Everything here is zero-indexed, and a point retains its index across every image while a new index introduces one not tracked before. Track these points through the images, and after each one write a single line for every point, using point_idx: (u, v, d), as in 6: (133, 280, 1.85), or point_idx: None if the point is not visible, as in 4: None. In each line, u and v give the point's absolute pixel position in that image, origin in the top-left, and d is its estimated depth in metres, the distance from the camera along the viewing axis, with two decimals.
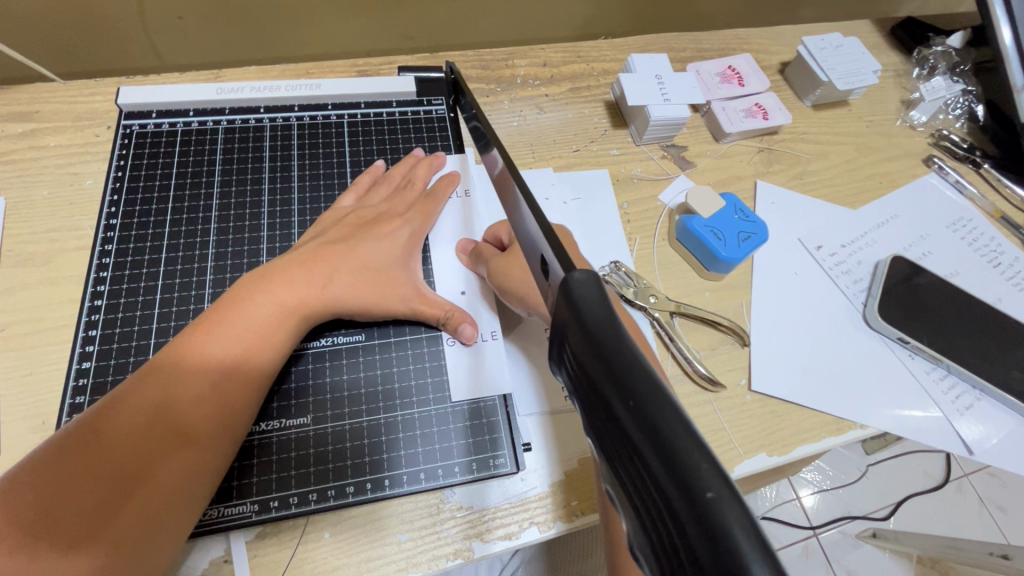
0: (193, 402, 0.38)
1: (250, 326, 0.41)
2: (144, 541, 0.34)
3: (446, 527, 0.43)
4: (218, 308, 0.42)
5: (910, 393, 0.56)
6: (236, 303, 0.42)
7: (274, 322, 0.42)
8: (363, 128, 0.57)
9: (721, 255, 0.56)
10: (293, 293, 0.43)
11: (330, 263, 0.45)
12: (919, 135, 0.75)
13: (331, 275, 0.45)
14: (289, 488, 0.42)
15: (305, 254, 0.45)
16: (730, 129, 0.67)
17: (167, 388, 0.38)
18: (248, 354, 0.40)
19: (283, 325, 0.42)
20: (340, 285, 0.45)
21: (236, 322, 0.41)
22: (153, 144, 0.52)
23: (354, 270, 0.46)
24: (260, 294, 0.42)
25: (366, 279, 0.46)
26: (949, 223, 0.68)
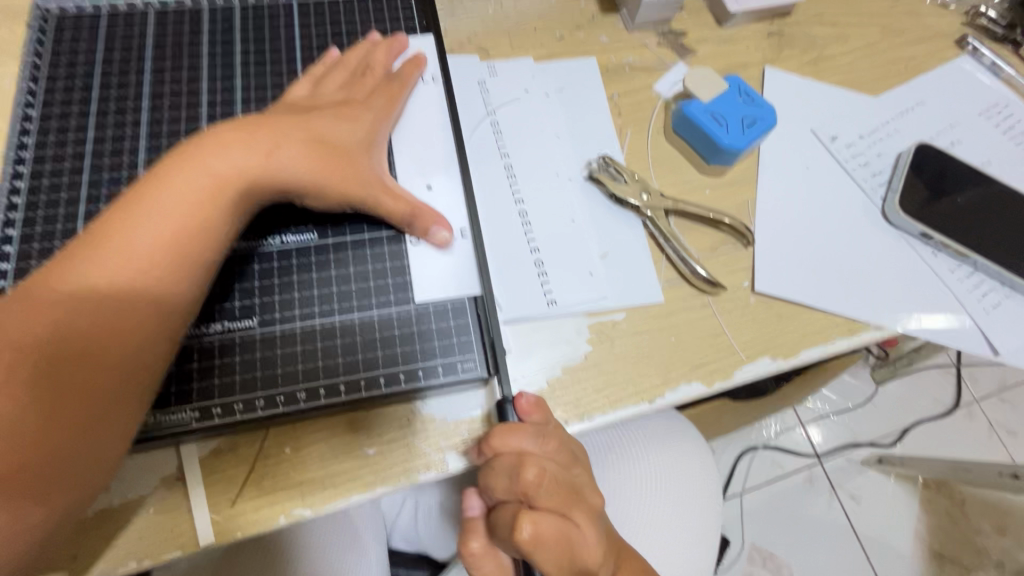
0: (111, 296, 0.33)
1: (174, 207, 0.35)
2: (79, 451, 0.32)
3: (417, 439, 0.40)
4: (139, 187, 0.36)
5: (935, 293, 0.51)
6: (155, 182, 0.35)
7: (204, 201, 0.36)
8: (315, 10, 0.50)
9: (723, 142, 0.50)
10: (224, 166, 0.36)
11: (272, 135, 0.38)
12: (952, 14, 0.66)
13: (275, 148, 0.38)
14: (232, 394, 0.38)
15: (241, 125, 0.39)
16: (735, 7, 0.59)
17: (79, 278, 0.33)
18: (171, 246, 0.34)
19: (216, 205, 0.36)
20: (285, 157, 0.38)
21: (157, 202, 0.35)
22: (74, 28, 0.46)
23: (303, 149, 0.39)
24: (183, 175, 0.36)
25: (316, 158, 0.39)
26: (983, 109, 0.61)
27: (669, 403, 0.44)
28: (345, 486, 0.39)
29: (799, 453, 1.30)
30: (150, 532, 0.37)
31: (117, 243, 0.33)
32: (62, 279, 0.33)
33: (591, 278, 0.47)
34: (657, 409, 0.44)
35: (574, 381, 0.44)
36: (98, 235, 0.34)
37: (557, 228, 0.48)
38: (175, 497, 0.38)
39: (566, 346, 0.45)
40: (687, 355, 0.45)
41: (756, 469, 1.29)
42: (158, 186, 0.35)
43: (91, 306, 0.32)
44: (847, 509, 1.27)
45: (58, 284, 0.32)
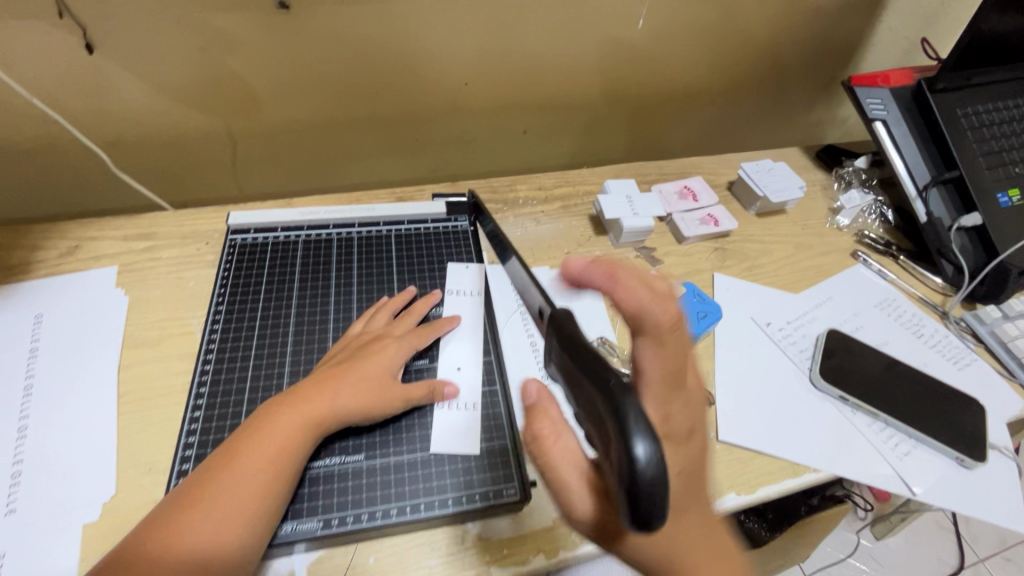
0: (205, 531, 0.45)
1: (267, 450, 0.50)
2: None
3: (468, 554, 0.53)
4: (246, 434, 0.51)
5: (858, 444, 0.67)
6: (258, 432, 0.51)
7: (290, 443, 0.51)
8: (406, 239, 0.75)
9: (684, 329, 0.70)
10: (306, 414, 0.52)
11: (335, 384, 0.54)
12: (845, 235, 0.93)
13: (334, 398, 0.54)
14: (345, 509, 0.52)
15: (315, 382, 0.55)
16: (688, 233, 0.85)
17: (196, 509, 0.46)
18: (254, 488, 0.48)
19: (286, 455, 0.50)
20: (344, 400, 0.54)
21: (250, 456, 0.49)
22: (251, 252, 0.70)
23: (355, 385, 0.55)
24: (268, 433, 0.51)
25: (364, 392, 0.55)
26: (877, 303, 0.83)
27: None
28: None
29: None
30: None
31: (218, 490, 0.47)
32: (185, 510, 0.46)
33: None
34: None
35: None
36: (213, 473, 0.48)
37: None
38: None
39: None
40: None
41: None
42: (260, 433, 0.51)
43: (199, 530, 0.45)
44: None
45: (179, 523, 0.46)
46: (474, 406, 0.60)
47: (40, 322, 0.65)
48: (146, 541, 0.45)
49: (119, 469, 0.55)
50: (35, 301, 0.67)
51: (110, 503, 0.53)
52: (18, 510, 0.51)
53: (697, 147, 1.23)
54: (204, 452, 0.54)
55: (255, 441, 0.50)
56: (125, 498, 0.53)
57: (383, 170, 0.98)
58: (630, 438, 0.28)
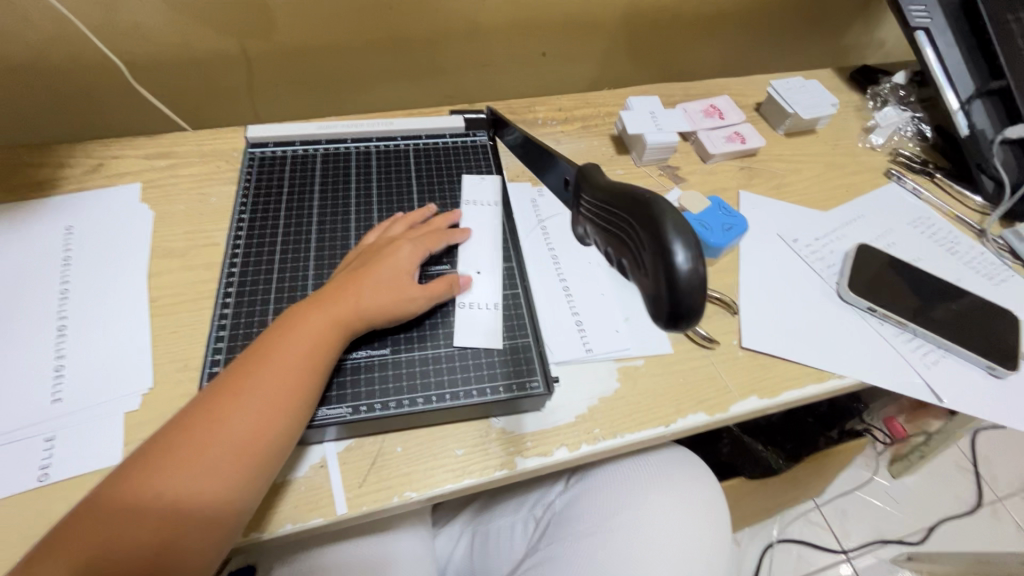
0: (218, 445, 0.45)
1: (278, 368, 0.49)
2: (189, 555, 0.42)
3: (492, 445, 0.54)
4: (257, 351, 0.50)
5: (885, 354, 0.66)
6: (269, 350, 0.50)
7: (304, 360, 0.50)
8: (425, 153, 0.74)
9: (711, 241, 0.69)
10: (312, 337, 0.51)
11: (352, 289, 0.54)
12: (879, 155, 0.89)
13: (347, 315, 0.53)
14: (373, 397, 0.53)
15: (329, 292, 0.54)
16: (713, 150, 0.82)
17: (207, 424, 0.46)
18: (269, 408, 0.47)
19: (299, 374, 0.49)
20: (362, 304, 0.54)
21: (260, 377, 0.48)
22: (271, 164, 0.70)
23: (373, 286, 0.55)
24: (279, 352, 0.50)
25: (381, 294, 0.55)
26: (911, 220, 0.80)
27: (680, 428, 0.58)
28: (440, 476, 0.52)
29: (825, 548, 1.32)
30: (302, 502, 0.50)
31: (233, 406, 0.47)
32: (195, 424, 0.46)
33: (618, 333, 0.63)
34: (672, 432, 0.58)
35: (607, 407, 0.58)
36: (223, 390, 0.48)
37: (592, 297, 0.66)
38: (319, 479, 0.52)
39: (599, 381, 0.60)
40: (693, 393, 0.60)
41: (782, 564, 1.29)
42: (271, 352, 0.50)
43: (211, 445, 0.45)
44: None
45: (192, 436, 0.45)
46: (496, 306, 0.60)
47: (71, 233, 0.66)
48: (156, 453, 0.45)
49: (155, 365, 0.57)
50: (66, 214, 0.68)
51: (149, 394, 0.55)
52: (64, 399, 0.54)
53: (723, 73, 1.17)
54: (235, 345, 0.56)
55: (267, 359, 0.49)
56: (161, 391, 0.55)
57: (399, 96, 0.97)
58: (665, 243, 0.29)
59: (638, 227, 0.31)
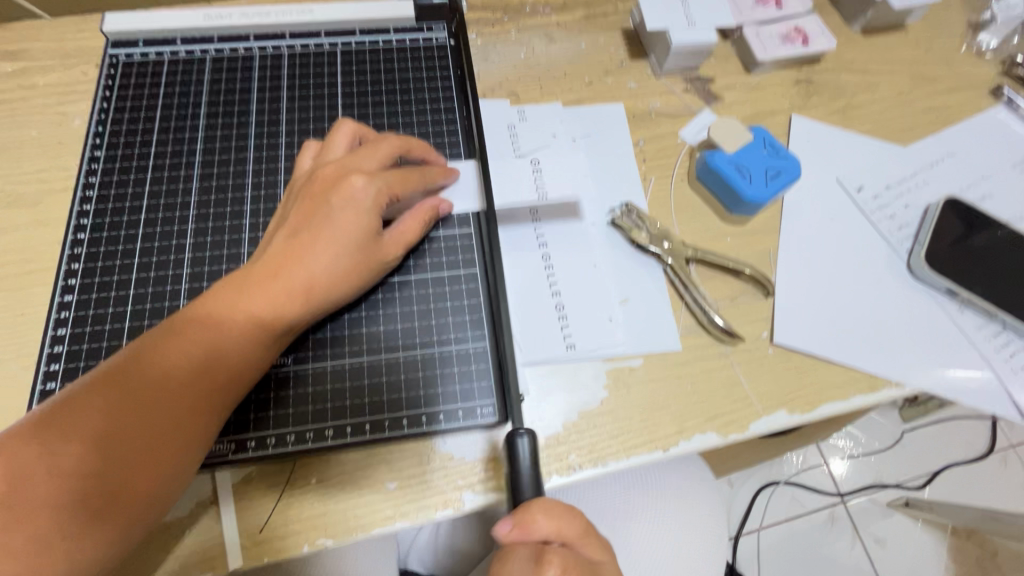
0: (180, 373, 0.36)
1: (253, 312, 0.38)
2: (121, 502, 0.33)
3: (435, 477, 0.42)
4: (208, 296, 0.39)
5: (958, 351, 0.51)
6: (225, 291, 0.38)
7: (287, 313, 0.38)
8: (357, 57, 0.53)
9: (745, 195, 0.51)
10: (281, 283, 0.38)
11: (300, 248, 0.39)
12: (987, 63, 0.65)
13: (315, 259, 0.39)
14: (266, 428, 0.40)
15: (278, 249, 0.39)
16: (763, 56, 0.60)
17: (155, 374, 0.35)
18: (241, 342, 0.37)
19: (268, 313, 0.38)
20: (326, 274, 0.39)
21: (233, 301, 0.38)
22: (139, 75, 0.50)
23: (332, 256, 0.39)
24: (255, 277, 0.38)
25: (347, 263, 0.40)
26: (1017, 161, 0.60)
27: (682, 452, 0.45)
28: (364, 519, 0.40)
29: (819, 490, 1.25)
30: (186, 552, 0.39)
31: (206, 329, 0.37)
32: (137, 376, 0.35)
33: (610, 323, 0.48)
34: (671, 457, 0.45)
35: (589, 427, 0.45)
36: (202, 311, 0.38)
37: (579, 273, 0.50)
38: (207, 521, 0.40)
39: (580, 389, 0.46)
40: (703, 406, 0.46)
41: (773, 505, 1.24)
42: (236, 292, 0.38)
43: (188, 373, 0.36)
44: (871, 553, 1.21)
45: (150, 362, 0.36)
46: (441, 295, 0.45)
47: None
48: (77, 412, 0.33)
49: None
50: None
51: None
52: None
53: None
54: (77, 350, 0.41)
55: (232, 303, 0.38)
56: (1, 399, 0.42)
57: None
58: None
59: None
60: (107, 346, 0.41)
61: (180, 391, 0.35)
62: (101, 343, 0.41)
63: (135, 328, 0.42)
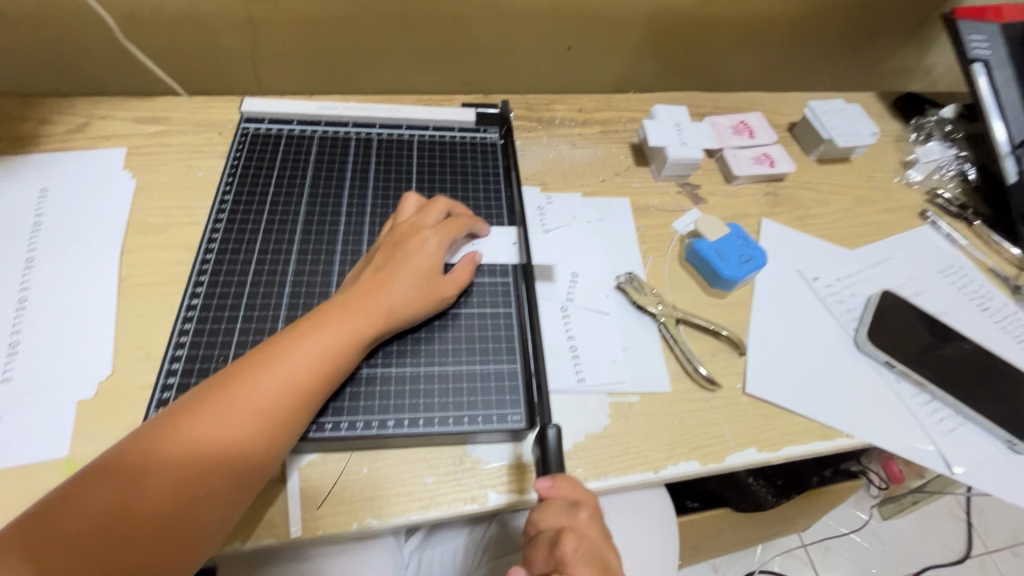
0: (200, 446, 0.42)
1: (308, 352, 0.46)
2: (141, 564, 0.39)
3: (466, 475, 0.51)
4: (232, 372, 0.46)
5: (898, 415, 0.61)
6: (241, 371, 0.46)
7: (314, 367, 0.47)
8: (430, 145, 0.68)
9: (724, 273, 0.64)
10: (304, 356, 0.47)
11: (381, 283, 0.50)
12: (915, 193, 0.83)
13: (393, 296, 0.50)
14: (340, 414, 0.49)
15: (361, 285, 0.50)
16: (739, 172, 0.77)
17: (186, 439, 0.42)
18: (263, 413, 0.44)
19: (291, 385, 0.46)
20: (394, 305, 0.50)
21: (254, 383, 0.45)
22: (263, 143, 0.65)
23: (402, 290, 0.50)
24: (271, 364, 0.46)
25: (413, 298, 0.51)
26: (941, 268, 0.75)
27: (670, 475, 0.54)
28: (404, 505, 0.49)
29: None
30: (255, 519, 0.47)
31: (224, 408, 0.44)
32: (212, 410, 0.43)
33: (613, 364, 0.59)
34: (660, 479, 0.54)
35: (594, 446, 0.54)
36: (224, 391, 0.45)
37: (591, 323, 0.62)
38: (274, 496, 0.48)
39: (587, 415, 0.56)
40: (687, 438, 0.56)
41: None
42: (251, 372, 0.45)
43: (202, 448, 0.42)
44: None
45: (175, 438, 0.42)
46: (483, 325, 0.56)
47: (44, 196, 0.62)
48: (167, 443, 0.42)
49: (115, 350, 0.53)
50: (41, 174, 0.64)
51: (105, 382, 0.51)
52: (15, 377, 0.50)
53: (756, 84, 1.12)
54: (199, 341, 0.51)
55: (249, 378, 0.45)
56: (117, 380, 0.52)
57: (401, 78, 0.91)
58: None
59: None
60: (222, 340, 0.51)
61: (243, 424, 0.43)
62: (217, 337, 0.51)
63: (245, 328, 0.52)
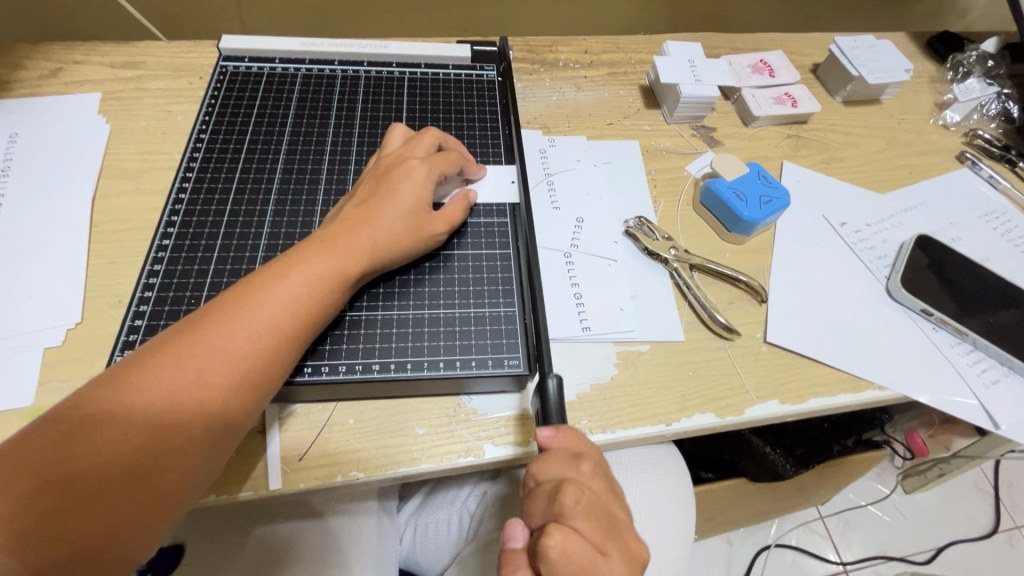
0: (172, 393, 0.36)
1: (291, 289, 0.41)
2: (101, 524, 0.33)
3: (460, 427, 0.47)
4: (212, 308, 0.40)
5: (935, 366, 0.56)
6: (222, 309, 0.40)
7: (304, 307, 0.42)
8: (422, 84, 0.63)
9: (742, 215, 0.59)
10: (290, 298, 0.41)
11: (366, 216, 0.46)
12: (952, 135, 0.76)
13: (379, 230, 0.46)
14: (323, 358, 0.45)
15: (345, 218, 0.46)
16: (758, 112, 0.71)
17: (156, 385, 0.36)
18: (248, 357, 0.39)
19: (277, 328, 0.40)
20: (379, 239, 0.46)
21: (238, 321, 0.39)
22: (243, 82, 0.60)
23: (387, 224, 0.46)
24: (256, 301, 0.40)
25: (399, 232, 0.47)
26: (981, 214, 0.68)
27: (684, 429, 0.49)
28: (392, 458, 0.45)
29: (819, 556, 1.22)
30: (231, 471, 0.43)
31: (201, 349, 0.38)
32: (176, 362, 0.37)
33: (621, 312, 0.54)
34: (672, 433, 0.49)
35: (600, 398, 0.50)
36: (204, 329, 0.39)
37: (597, 270, 0.57)
38: (253, 448, 0.45)
39: (592, 365, 0.51)
40: (702, 389, 0.51)
41: (773, 568, 1.20)
42: (231, 313, 0.40)
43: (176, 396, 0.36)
44: None
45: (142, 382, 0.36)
46: (478, 267, 0.51)
47: (14, 141, 0.59)
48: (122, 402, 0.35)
49: (85, 297, 0.50)
50: (12, 119, 0.60)
51: (74, 330, 0.48)
52: None
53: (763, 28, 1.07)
54: (168, 283, 0.47)
55: (231, 318, 0.39)
56: (86, 328, 0.48)
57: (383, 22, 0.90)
58: None
59: None
60: (194, 282, 0.47)
61: (222, 368, 0.38)
62: (188, 280, 0.47)
63: (219, 270, 0.48)
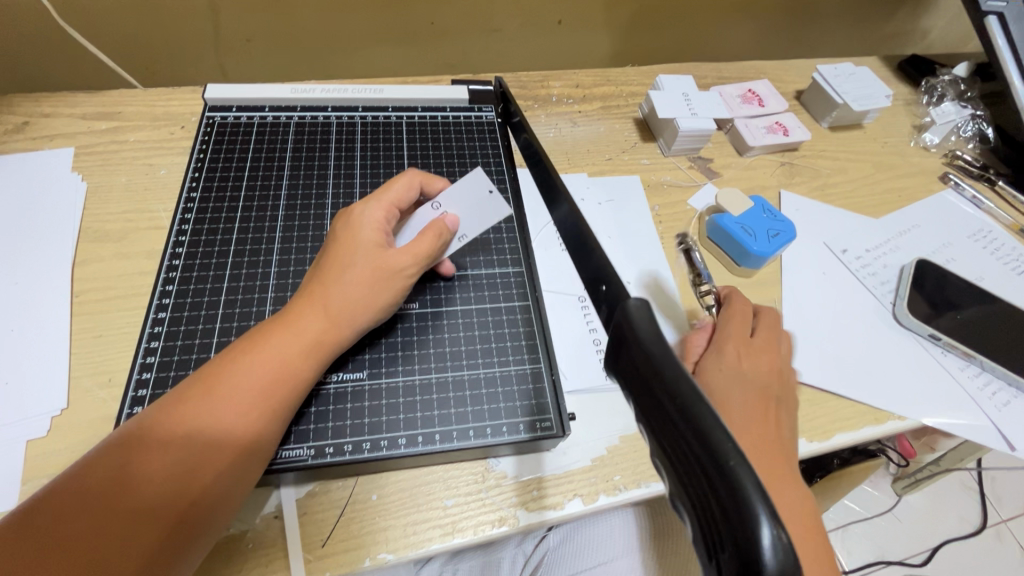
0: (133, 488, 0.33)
1: (259, 356, 0.38)
2: None
3: (491, 493, 0.44)
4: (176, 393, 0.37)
5: (949, 391, 0.57)
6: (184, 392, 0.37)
7: (274, 374, 0.38)
8: (419, 128, 0.62)
9: (752, 249, 0.59)
10: (255, 366, 0.38)
11: (328, 267, 0.43)
12: (933, 156, 0.79)
13: (342, 276, 0.42)
14: (342, 434, 0.42)
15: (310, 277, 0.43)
16: (753, 142, 0.72)
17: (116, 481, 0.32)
18: (216, 435, 0.35)
19: (243, 399, 0.37)
20: (335, 293, 0.42)
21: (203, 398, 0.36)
22: (232, 133, 0.57)
23: (345, 273, 0.42)
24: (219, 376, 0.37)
25: (357, 280, 0.42)
26: (970, 233, 0.71)
27: None
28: (422, 535, 0.42)
29: None
30: (247, 565, 0.40)
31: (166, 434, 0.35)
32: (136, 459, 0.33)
33: None
34: None
35: (632, 450, 0.48)
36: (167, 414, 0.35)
37: None
38: (270, 536, 0.41)
39: (619, 415, 0.50)
40: None
41: None
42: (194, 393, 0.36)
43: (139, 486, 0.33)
44: None
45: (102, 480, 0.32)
46: (499, 322, 0.50)
47: None
48: (58, 511, 0.31)
49: (70, 378, 0.46)
50: None
51: (61, 417, 0.44)
52: None
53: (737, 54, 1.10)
54: (168, 361, 0.43)
55: (194, 398, 0.36)
56: (74, 414, 0.44)
57: (365, 59, 0.88)
58: (748, 515, 0.18)
59: (688, 510, 0.20)
60: (197, 359, 0.44)
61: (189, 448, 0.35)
62: (190, 356, 0.44)
63: (222, 343, 0.44)
